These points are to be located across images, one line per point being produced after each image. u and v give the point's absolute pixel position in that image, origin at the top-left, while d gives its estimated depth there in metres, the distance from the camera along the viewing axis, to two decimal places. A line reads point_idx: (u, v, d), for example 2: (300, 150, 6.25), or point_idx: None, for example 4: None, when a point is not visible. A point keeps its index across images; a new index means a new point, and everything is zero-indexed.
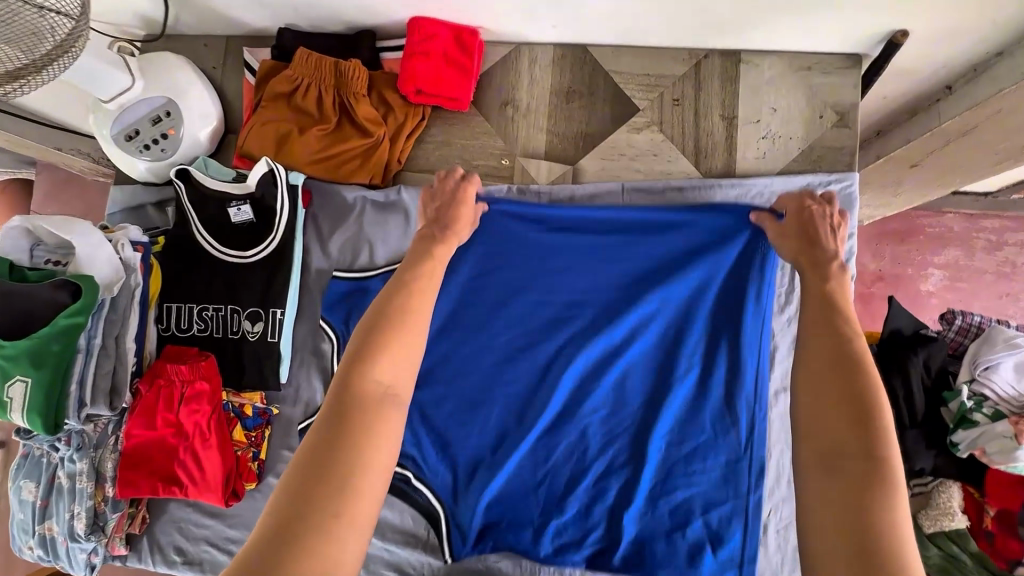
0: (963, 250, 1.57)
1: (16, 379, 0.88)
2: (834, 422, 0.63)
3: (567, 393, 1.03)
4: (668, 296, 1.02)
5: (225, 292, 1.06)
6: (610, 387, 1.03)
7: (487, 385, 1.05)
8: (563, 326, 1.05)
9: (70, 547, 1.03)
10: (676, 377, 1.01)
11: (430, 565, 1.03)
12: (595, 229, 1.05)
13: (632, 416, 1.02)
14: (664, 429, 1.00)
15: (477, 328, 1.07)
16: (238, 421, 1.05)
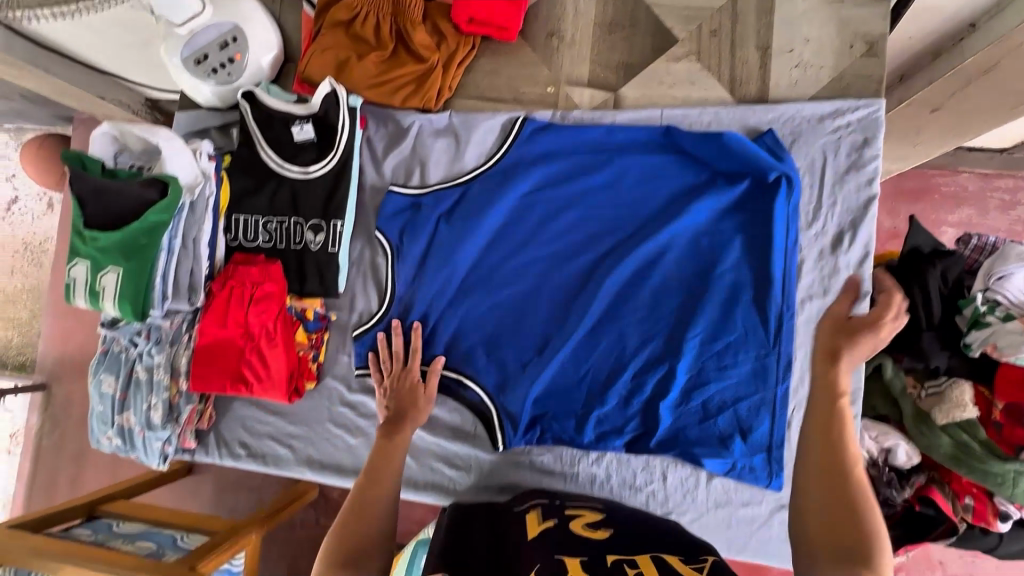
0: (976, 210, 1.60)
1: (109, 270, 0.97)
2: (831, 501, 0.63)
3: (606, 301, 1.12)
4: (702, 208, 1.10)
5: (288, 205, 1.13)
6: (647, 292, 1.11)
7: (532, 292, 1.15)
8: (603, 238, 1.14)
9: (147, 436, 1.13)
10: (710, 283, 1.08)
11: (478, 458, 1.12)
12: (634, 149, 1.14)
13: (668, 320, 1.10)
14: (698, 329, 1.08)
15: (526, 240, 1.16)
16: (300, 324, 1.14)
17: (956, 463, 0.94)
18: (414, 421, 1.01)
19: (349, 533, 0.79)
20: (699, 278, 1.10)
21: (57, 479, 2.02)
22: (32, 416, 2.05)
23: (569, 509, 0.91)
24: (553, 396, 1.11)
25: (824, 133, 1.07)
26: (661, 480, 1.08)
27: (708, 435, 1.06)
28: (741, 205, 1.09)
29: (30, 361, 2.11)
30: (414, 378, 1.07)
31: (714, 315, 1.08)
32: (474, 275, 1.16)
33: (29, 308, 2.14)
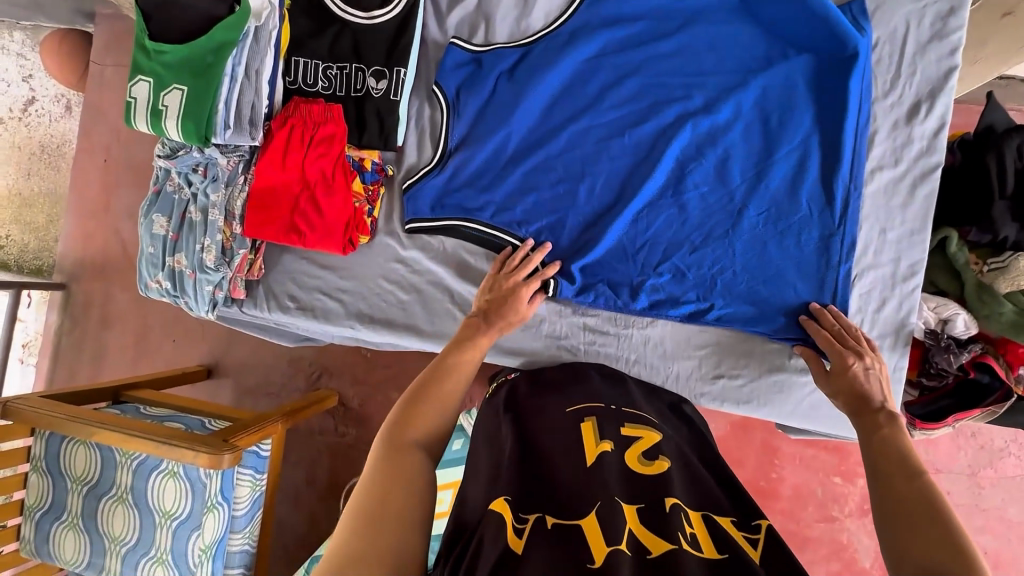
0: None
1: (172, 88, 0.96)
2: (903, 481, 0.68)
3: (668, 172, 1.07)
4: (776, 79, 1.05)
5: (350, 50, 1.10)
6: (711, 165, 1.06)
7: (595, 161, 1.09)
8: (670, 108, 1.07)
9: (197, 279, 1.12)
10: (775, 158, 1.04)
11: (531, 317, 1.11)
12: (708, 16, 1.07)
13: (736, 194, 1.06)
14: (766, 205, 1.05)
15: (586, 107, 1.10)
16: (357, 174, 1.12)
17: (1016, 331, 0.95)
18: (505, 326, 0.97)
19: (409, 423, 0.73)
20: (768, 151, 1.05)
21: (75, 376, 1.99)
22: (51, 314, 1.99)
23: (627, 424, 0.84)
24: (608, 264, 1.09)
25: (909, 1, 1.03)
26: (716, 344, 1.07)
27: (767, 310, 1.04)
28: (817, 79, 1.04)
29: (47, 265, 1.99)
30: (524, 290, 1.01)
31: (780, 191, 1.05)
32: (530, 139, 1.11)
33: (45, 213, 1.99)
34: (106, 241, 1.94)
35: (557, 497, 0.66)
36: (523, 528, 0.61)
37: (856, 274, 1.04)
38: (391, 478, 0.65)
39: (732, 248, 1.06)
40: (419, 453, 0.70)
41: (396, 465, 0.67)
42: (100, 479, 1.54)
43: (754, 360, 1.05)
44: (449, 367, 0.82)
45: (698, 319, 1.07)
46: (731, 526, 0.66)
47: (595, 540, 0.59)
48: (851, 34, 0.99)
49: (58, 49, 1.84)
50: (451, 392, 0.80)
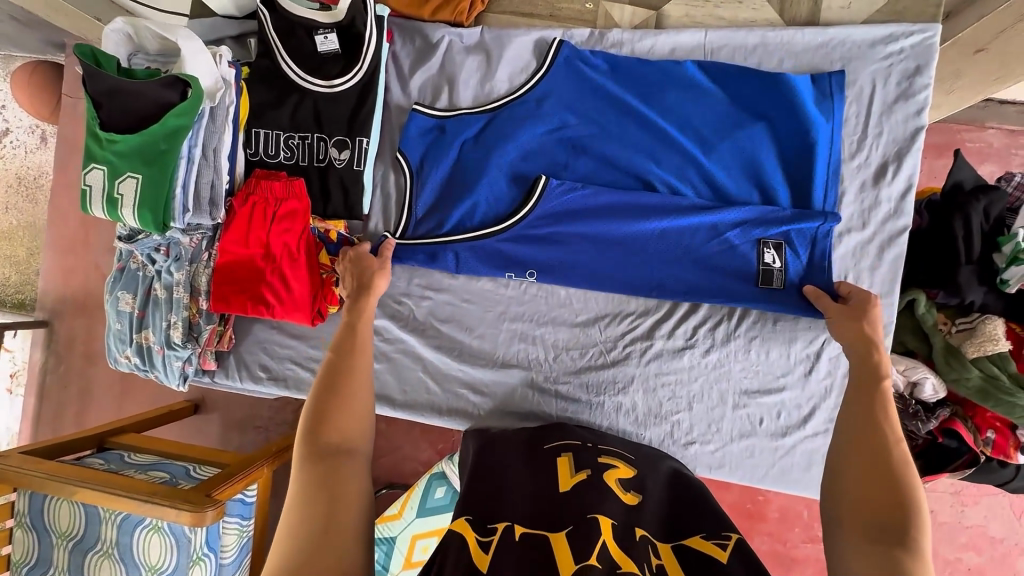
0: (998, 167, 1.50)
1: (127, 176, 0.93)
2: (884, 496, 0.63)
3: (640, 247, 1.03)
4: (750, 167, 1.02)
5: (312, 119, 1.08)
6: (686, 261, 1.02)
7: (562, 234, 1.04)
8: (642, 199, 1.02)
9: (166, 355, 1.11)
10: (748, 234, 1.00)
11: (502, 386, 1.10)
12: (685, 95, 1.03)
13: (706, 273, 1.02)
14: (737, 284, 1.01)
15: (554, 194, 1.03)
16: (322, 246, 1.10)
17: (983, 397, 0.96)
18: (373, 290, 0.94)
19: (325, 426, 0.72)
20: (741, 241, 1.00)
21: (62, 414, 1.90)
22: (33, 352, 1.90)
23: (602, 457, 0.89)
24: (577, 329, 1.08)
25: (875, 60, 1.02)
26: (688, 410, 1.06)
27: (732, 380, 1.05)
28: (788, 165, 1.01)
29: (29, 300, 1.95)
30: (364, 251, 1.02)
31: (756, 279, 1.00)
32: (492, 219, 1.06)
33: (25, 247, 1.94)
34: (86, 276, 1.85)
35: (537, 514, 0.70)
36: (488, 541, 0.64)
37: (824, 340, 1.03)
38: (322, 483, 0.66)
39: (700, 313, 1.05)
40: (347, 457, 0.70)
41: (327, 467, 0.67)
42: (85, 533, 1.46)
43: (726, 431, 1.05)
44: (345, 362, 0.80)
45: (671, 395, 1.06)
46: (701, 541, 0.69)
47: (562, 556, 0.61)
48: (810, 116, 0.99)
49: (30, 83, 1.72)
50: (360, 383, 0.78)
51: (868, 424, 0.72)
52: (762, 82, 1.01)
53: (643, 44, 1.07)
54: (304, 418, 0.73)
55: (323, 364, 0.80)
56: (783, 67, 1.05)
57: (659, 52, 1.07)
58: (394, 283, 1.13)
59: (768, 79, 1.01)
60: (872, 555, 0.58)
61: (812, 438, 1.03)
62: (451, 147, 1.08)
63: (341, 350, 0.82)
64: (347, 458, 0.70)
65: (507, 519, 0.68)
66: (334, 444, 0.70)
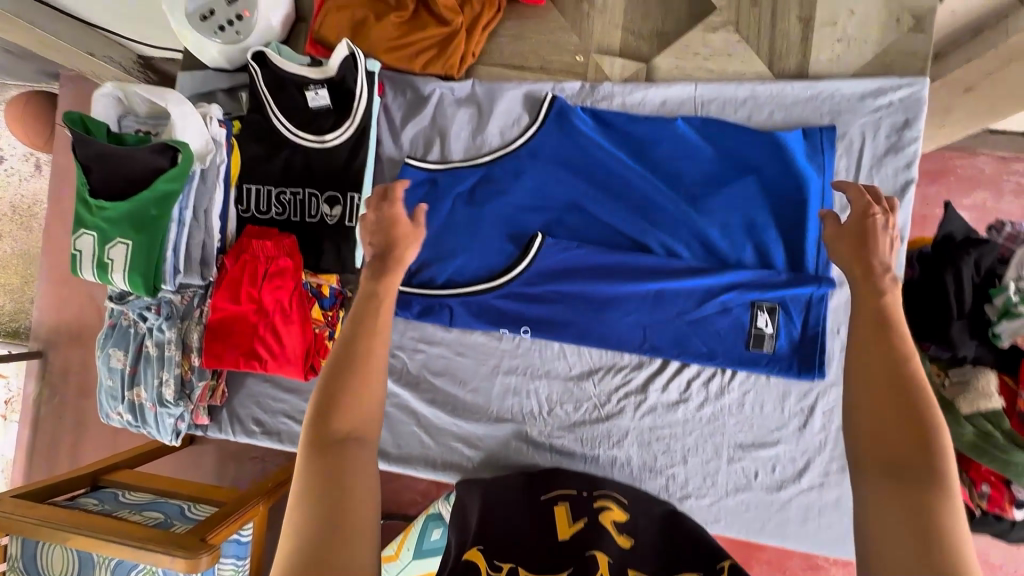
0: (990, 193, 1.48)
1: (117, 241, 0.93)
2: (899, 460, 0.57)
3: (632, 307, 1.05)
4: (747, 228, 1.03)
5: (303, 175, 1.08)
6: (681, 321, 1.05)
7: (557, 294, 1.07)
8: (637, 259, 1.05)
9: (158, 411, 1.10)
10: (738, 295, 1.02)
11: (496, 440, 1.09)
12: (685, 155, 1.05)
13: (698, 333, 1.04)
14: (728, 344, 1.03)
15: (551, 252, 1.06)
16: (316, 301, 1.10)
17: (979, 453, 0.95)
18: (399, 261, 0.77)
19: (334, 412, 0.65)
20: (732, 303, 1.03)
21: (57, 446, 1.88)
22: (28, 384, 1.89)
23: (598, 501, 0.90)
24: (571, 383, 1.08)
25: (865, 112, 1.03)
26: (684, 464, 1.05)
27: (726, 432, 1.05)
28: (781, 224, 1.03)
29: (22, 330, 1.92)
30: (397, 212, 0.80)
31: (748, 339, 1.03)
32: (485, 275, 1.07)
33: (19, 275, 1.92)
34: (81, 309, 1.84)
35: (538, 553, 0.70)
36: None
37: (818, 393, 1.03)
38: (330, 480, 0.60)
39: (693, 367, 1.06)
40: (353, 446, 0.64)
41: (334, 462, 0.62)
42: None
43: (722, 485, 1.04)
44: (350, 336, 0.70)
45: (667, 451, 1.06)
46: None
47: None
48: (800, 177, 1.01)
49: (23, 115, 1.71)
50: (376, 361, 0.69)
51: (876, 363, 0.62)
52: (766, 143, 1.02)
53: (633, 98, 1.08)
54: (313, 402, 0.66)
55: (337, 339, 0.71)
56: (773, 120, 1.05)
57: (649, 105, 1.08)
58: None
59: (769, 139, 1.02)
60: (903, 518, 0.53)
61: (808, 492, 1.03)
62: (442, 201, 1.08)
63: (355, 318, 0.72)
64: (358, 449, 0.64)
65: (514, 561, 0.67)
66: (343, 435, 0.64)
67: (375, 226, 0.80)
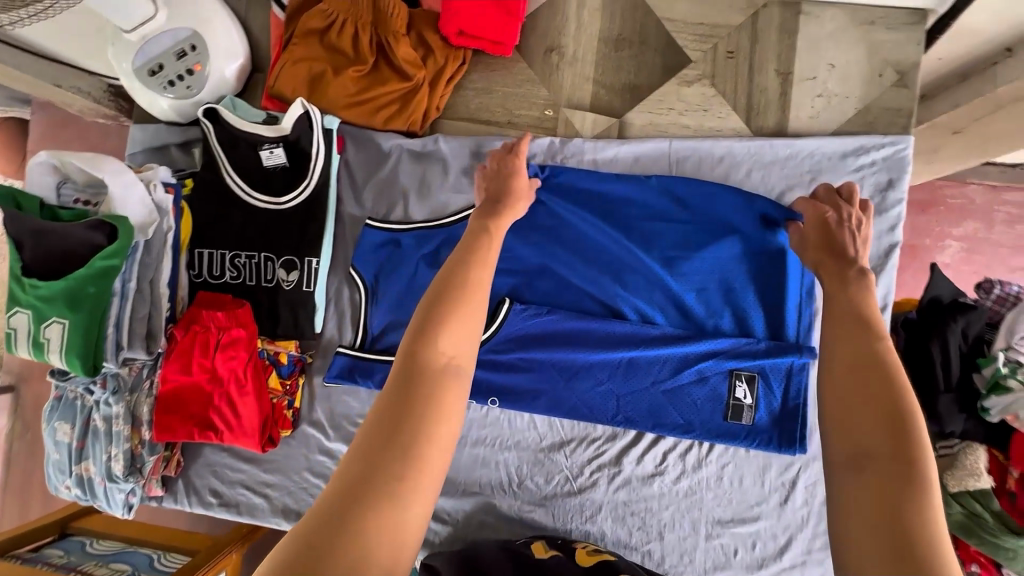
0: (981, 223, 1.42)
1: (52, 320, 0.87)
2: (880, 462, 0.52)
3: (604, 376, 1.00)
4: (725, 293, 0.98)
5: (258, 238, 1.03)
6: (656, 391, 0.99)
7: (526, 362, 1.01)
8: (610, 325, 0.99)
9: (108, 487, 1.04)
10: (715, 365, 0.97)
11: (464, 514, 1.04)
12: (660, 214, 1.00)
13: (674, 404, 0.99)
14: (706, 416, 0.98)
15: (518, 318, 1.00)
16: (273, 369, 1.04)
17: (968, 534, 0.90)
18: (511, 210, 0.82)
19: (431, 339, 0.58)
20: (709, 372, 0.97)
21: (28, 487, 1.80)
22: None
23: (576, 548, 0.89)
24: (541, 455, 1.03)
25: (846, 171, 0.98)
26: (659, 540, 1.00)
27: (704, 506, 1.00)
28: (761, 288, 0.97)
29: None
30: (517, 167, 0.88)
31: (726, 409, 0.97)
32: None
33: None
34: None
35: None
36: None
37: (800, 466, 0.98)
38: (409, 408, 0.54)
39: (669, 439, 1.00)
40: (451, 378, 0.57)
41: (420, 391, 0.55)
42: None
43: (698, 561, 0.99)
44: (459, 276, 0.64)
45: (643, 524, 1.01)
46: None
47: None
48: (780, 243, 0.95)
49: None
50: (478, 307, 0.63)
51: (862, 372, 0.58)
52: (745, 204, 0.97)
53: (605, 155, 1.03)
54: (411, 328, 0.59)
55: (439, 271, 0.65)
56: (750, 179, 1.00)
57: (621, 163, 1.03)
58: (350, 404, 1.07)
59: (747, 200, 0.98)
60: (877, 530, 0.49)
61: (790, 571, 0.97)
62: (405, 265, 1.02)
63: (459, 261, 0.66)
64: (455, 389, 0.57)
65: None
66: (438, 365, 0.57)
67: (494, 174, 0.87)
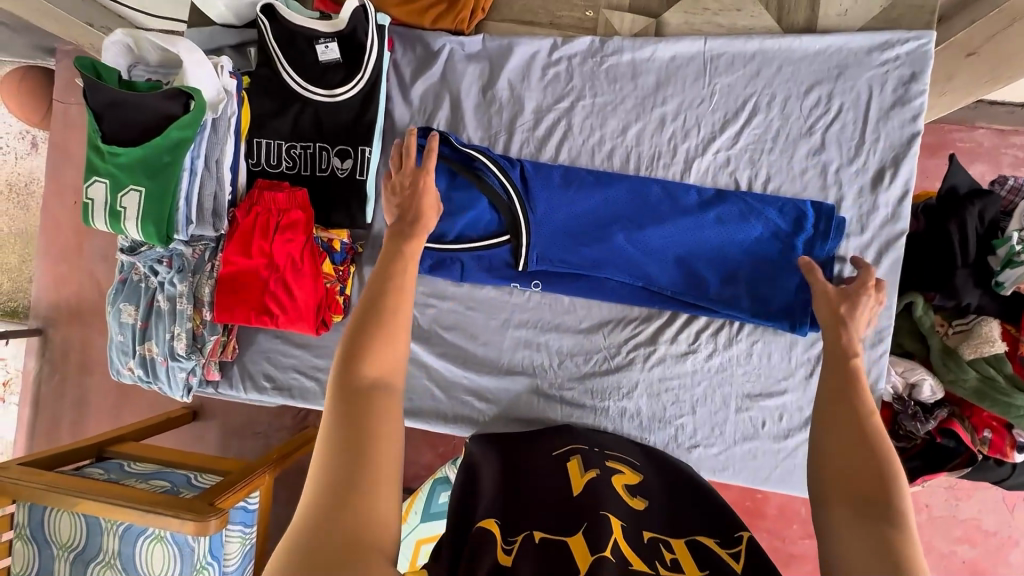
0: (988, 165, 1.47)
1: (130, 189, 0.93)
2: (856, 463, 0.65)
3: (643, 261, 1.04)
4: (748, 272, 1.03)
5: (313, 129, 1.08)
6: (690, 274, 1.04)
7: (569, 246, 1.04)
8: (638, 257, 1.04)
9: (170, 366, 1.10)
10: (748, 250, 1.02)
11: (507, 393, 1.11)
12: (697, 227, 1.03)
13: (708, 285, 1.04)
14: (740, 296, 1.03)
15: (563, 206, 1.04)
16: (327, 255, 1.10)
17: (980, 397, 0.98)
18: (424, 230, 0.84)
19: (362, 362, 0.65)
20: (748, 252, 1.02)
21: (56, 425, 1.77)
22: (29, 360, 1.77)
23: (610, 461, 0.91)
24: (581, 336, 1.10)
25: (872, 66, 1.04)
26: (692, 414, 1.07)
27: (733, 381, 1.06)
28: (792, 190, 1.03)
29: (24, 306, 1.80)
30: (425, 186, 0.88)
31: (759, 293, 1.03)
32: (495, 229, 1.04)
33: (17, 254, 1.79)
34: (79, 288, 1.72)
35: (552, 517, 0.70)
36: (511, 547, 0.62)
37: None
38: (359, 439, 0.59)
39: (701, 318, 1.07)
40: (379, 391, 0.64)
41: (361, 410, 0.61)
42: (86, 544, 1.35)
43: (728, 432, 1.06)
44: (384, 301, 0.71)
45: (676, 400, 1.07)
46: (712, 542, 0.69)
47: (579, 552, 0.62)
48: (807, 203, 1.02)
49: (17, 89, 1.61)
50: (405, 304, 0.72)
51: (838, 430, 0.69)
52: (780, 210, 1.01)
53: (644, 54, 1.08)
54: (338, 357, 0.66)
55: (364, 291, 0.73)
56: (782, 74, 1.06)
57: (659, 61, 1.08)
58: None
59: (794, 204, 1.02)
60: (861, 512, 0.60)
61: None
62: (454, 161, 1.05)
63: (379, 290, 0.72)
64: (382, 396, 0.63)
65: (527, 528, 0.67)
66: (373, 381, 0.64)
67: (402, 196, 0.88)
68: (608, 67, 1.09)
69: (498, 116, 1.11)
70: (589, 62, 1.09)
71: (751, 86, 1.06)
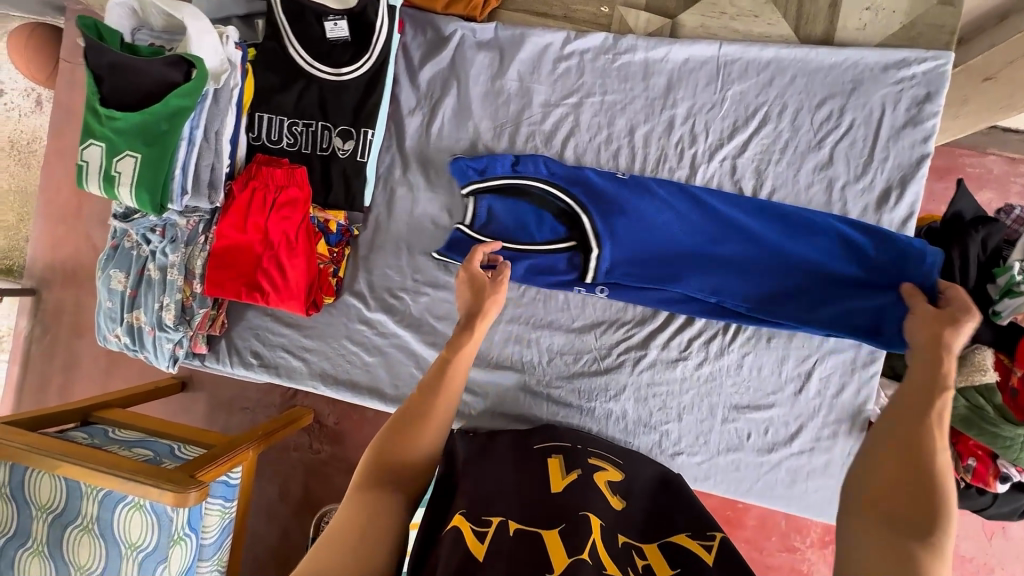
0: (995, 192, 1.44)
1: (125, 154, 0.92)
2: (900, 484, 0.62)
3: (713, 279, 1.01)
4: (830, 295, 0.98)
5: (316, 107, 1.06)
6: (765, 293, 1.00)
7: (637, 257, 1.02)
8: (710, 272, 1.01)
9: (157, 337, 1.09)
10: (832, 269, 0.97)
11: (495, 386, 1.10)
12: (777, 248, 0.99)
13: (786, 305, 0.99)
14: (823, 315, 0.98)
15: (634, 216, 1.01)
16: (322, 236, 1.10)
17: (968, 425, 0.98)
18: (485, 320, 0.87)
19: (387, 456, 0.69)
20: (831, 272, 0.97)
21: (43, 388, 1.77)
22: (20, 320, 1.75)
23: (592, 458, 0.89)
24: (572, 335, 1.09)
25: (886, 84, 1.02)
26: (678, 421, 1.06)
27: (718, 393, 1.06)
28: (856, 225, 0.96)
29: (18, 266, 1.78)
30: (478, 274, 0.93)
31: (848, 314, 0.96)
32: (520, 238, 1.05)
33: (14, 212, 1.77)
34: (77, 247, 1.70)
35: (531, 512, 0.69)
36: (485, 531, 0.63)
37: (816, 360, 1.04)
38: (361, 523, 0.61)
39: (695, 325, 1.06)
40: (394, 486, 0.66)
41: (368, 503, 0.64)
42: (65, 508, 1.32)
43: (712, 441, 1.06)
44: (425, 403, 0.74)
45: (665, 407, 1.07)
46: (686, 540, 0.68)
47: (555, 552, 0.61)
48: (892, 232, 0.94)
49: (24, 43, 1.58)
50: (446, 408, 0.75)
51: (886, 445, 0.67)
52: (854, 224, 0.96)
53: (657, 56, 1.07)
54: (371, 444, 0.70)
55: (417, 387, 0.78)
56: (796, 85, 1.04)
57: (672, 64, 1.07)
58: (391, 277, 1.13)
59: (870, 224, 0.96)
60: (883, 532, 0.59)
61: (798, 456, 1.04)
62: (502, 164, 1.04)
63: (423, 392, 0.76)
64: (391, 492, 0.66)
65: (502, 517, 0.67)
66: (388, 478, 0.67)
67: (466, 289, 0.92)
68: (621, 66, 1.07)
69: (506, 108, 1.09)
70: (602, 59, 1.08)
71: (763, 95, 1.05)
